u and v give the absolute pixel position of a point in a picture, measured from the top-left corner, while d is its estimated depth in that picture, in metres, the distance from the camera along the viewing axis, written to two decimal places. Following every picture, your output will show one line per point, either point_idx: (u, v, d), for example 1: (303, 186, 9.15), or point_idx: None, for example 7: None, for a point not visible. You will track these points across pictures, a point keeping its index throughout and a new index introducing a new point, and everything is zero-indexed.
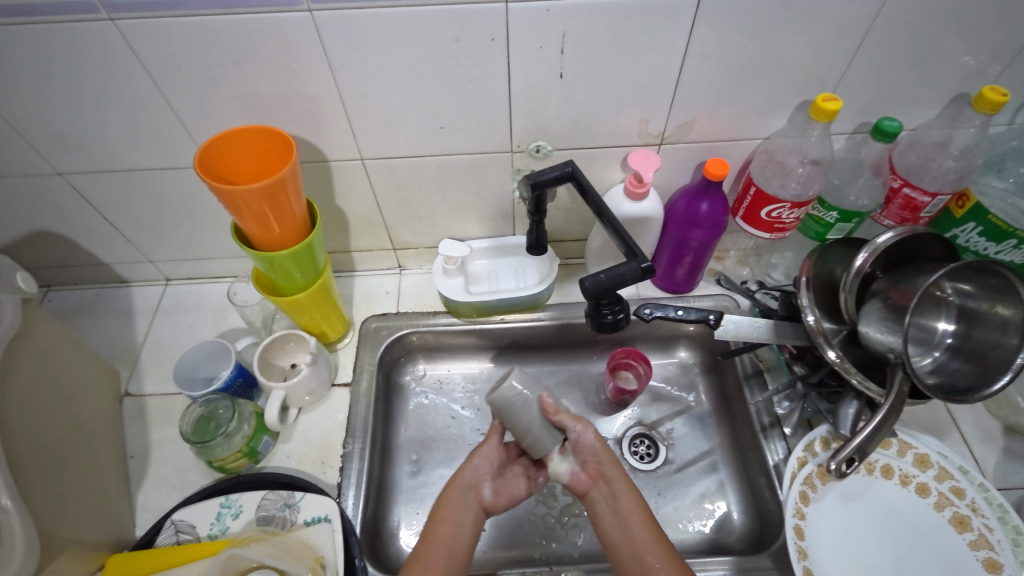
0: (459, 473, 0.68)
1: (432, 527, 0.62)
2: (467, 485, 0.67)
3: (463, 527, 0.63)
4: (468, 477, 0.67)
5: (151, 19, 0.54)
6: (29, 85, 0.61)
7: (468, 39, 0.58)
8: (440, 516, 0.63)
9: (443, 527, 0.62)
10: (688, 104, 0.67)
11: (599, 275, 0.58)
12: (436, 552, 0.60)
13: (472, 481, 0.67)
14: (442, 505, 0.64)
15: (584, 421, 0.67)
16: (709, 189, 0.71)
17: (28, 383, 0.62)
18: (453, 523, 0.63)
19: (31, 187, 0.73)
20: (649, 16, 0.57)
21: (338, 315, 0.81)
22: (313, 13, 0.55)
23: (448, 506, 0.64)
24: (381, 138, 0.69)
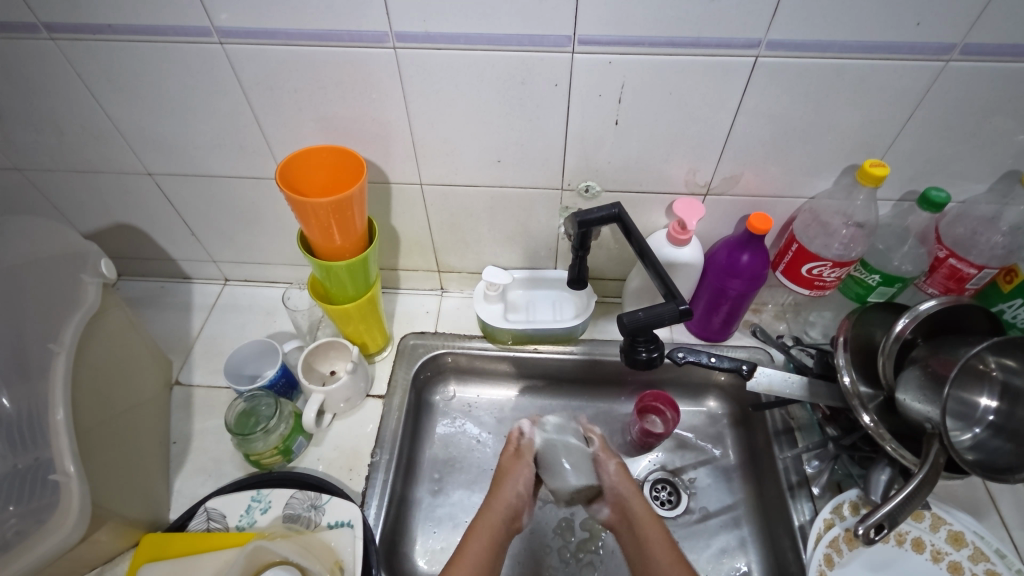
0: (501, 495, 0.70)
1: (466, 541, 0.64)
2: (510, 509, 0.69)
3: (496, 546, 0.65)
4: (512, 502, 0.70)
5: (256, 46, 0.61)
6: (140, 95, 0.68)
7: (533, 84, 0.63)
8: (476, 531, 0.66)
9: (477, 542, 0.64)
10: (736, 158, 0.70)
11: (637, 313, 0.59)
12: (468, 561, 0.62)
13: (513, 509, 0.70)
14: (482, 519, 0.67)
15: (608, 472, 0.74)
16: (751, 241, 0.73)
17: (96, 361, 0.67)
18: (488, 542, 0.65)
19: (123, 183, 0.81)
20: (705, 74, 0.60)
21: (380, 329, 0.85)
22: (397, 50, 0.60)
23: (484, 527, 0.66)
24: (442, 166, 0.73)
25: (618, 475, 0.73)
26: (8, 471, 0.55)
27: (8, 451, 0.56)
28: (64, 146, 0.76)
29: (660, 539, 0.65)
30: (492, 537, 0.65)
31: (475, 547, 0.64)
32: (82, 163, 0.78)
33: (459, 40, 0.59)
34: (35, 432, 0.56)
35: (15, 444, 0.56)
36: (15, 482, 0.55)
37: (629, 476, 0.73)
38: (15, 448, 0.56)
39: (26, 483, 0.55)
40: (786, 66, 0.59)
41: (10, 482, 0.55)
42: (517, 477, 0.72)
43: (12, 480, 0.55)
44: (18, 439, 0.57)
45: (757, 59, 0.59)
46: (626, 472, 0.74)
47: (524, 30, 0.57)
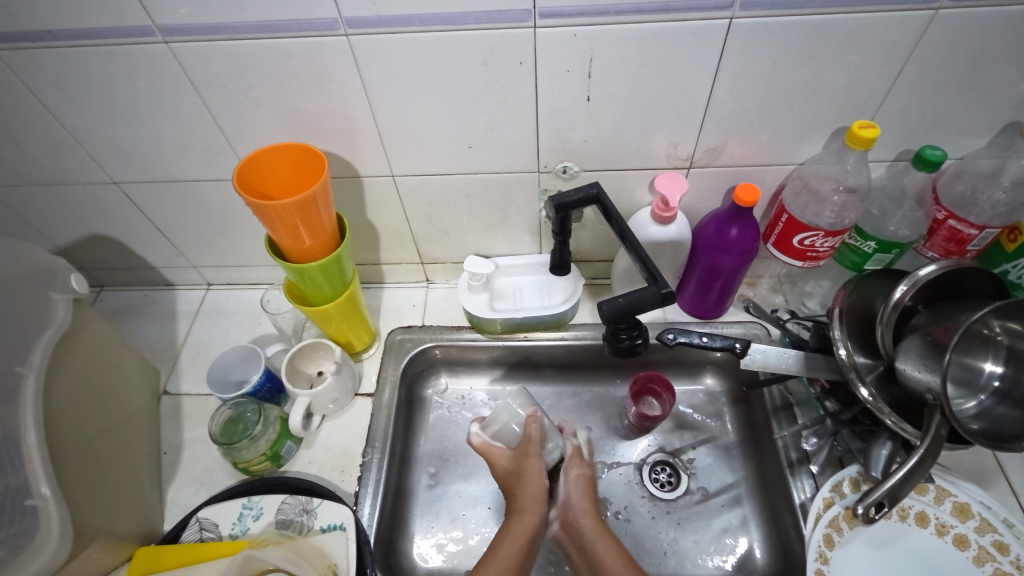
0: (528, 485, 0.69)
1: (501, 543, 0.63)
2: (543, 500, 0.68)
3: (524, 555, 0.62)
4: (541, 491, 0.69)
5: (201, 42, 0.58)
6: (92, 101, 0.65)
7: (497, 63, 0.59)
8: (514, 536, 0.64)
9: (510, 547, 0.63)
10: (717, 128, 0.66)
11: (617, 299, 0.55)
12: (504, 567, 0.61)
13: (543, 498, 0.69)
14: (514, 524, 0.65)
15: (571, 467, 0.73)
16: (740, 214, 0.70)
17: (75, 379, 0.66)
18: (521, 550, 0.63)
19: (89, 194, 0.79)
20: (679, 41, 0.57)
21: (364, 326, 0.83)
22: (350, 37, 0.57)
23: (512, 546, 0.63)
24: (412, 156, 0.71)
25: (577, 483, 0.71)
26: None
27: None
28: (25, 160, 0.74)
29: (614, 556, 0.63)
30: (528, 544, 0.63)
31: (509, 548, 0.62)
32: (45, 176, 0.76)
33: (413, 21, 0.55)
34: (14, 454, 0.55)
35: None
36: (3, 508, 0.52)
37: (587, 489, 0.70)
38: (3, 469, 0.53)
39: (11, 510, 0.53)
40: (764, 26, 0.55)
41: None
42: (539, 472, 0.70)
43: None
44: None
45: (732, 21, 0.55)
46: (587, 483, 0.72)
47: (480, 6, 0.54)
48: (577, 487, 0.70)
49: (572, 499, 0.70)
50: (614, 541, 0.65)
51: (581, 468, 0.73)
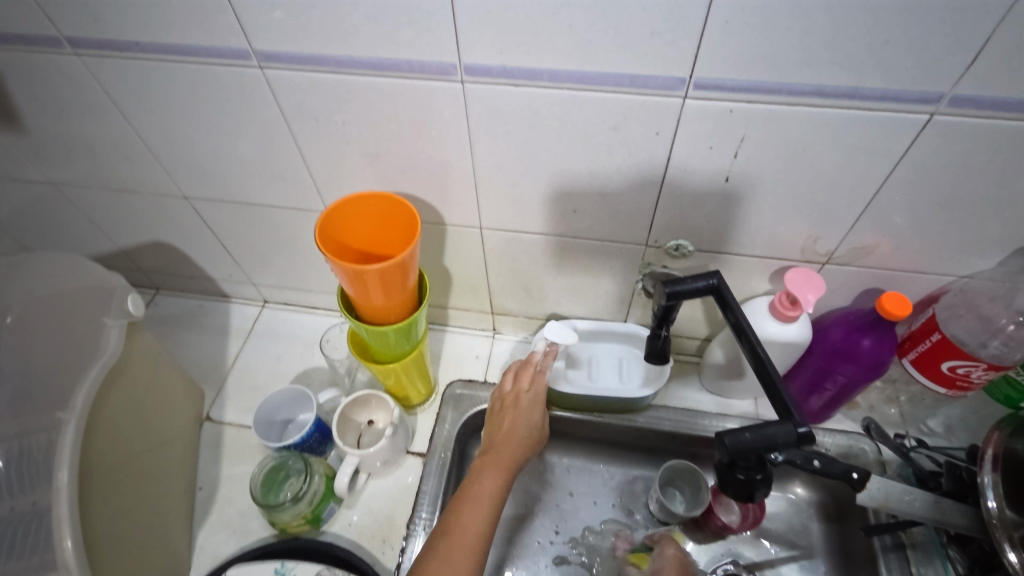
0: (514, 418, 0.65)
1: (459, 507, 0.56)
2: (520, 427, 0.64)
3: (506, 484, 0.59)
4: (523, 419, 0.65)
5: (300, 72, 0.52)
6: (173, 117, 0.60)
7: (628, 129, 0.51)
8: (466, 513, 0.55)
9: (489, 477, 0.59)
10: (872, 227, 0.56)
11: (743, 433, 0.46)
12: (473, 494, 0.57)
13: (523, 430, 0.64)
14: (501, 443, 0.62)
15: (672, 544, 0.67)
16: (877, 324, 0.60)
17: (115, 414, 0.61)
18: (487, 509, 0.56)
19: (158, 204, 0.75)
20: (857, 131, 0.47)
21: (424, 379, 0.76)
22: (465, 84, 0.49)
23: (484, 489, 0.57)
24: (506, 211, 0.63)
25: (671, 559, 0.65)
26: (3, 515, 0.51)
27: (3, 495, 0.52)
28: (98, 165, 0.70)
29: None
30: (507, 465, 0.60)
31: (489, 484, 0.58)
32: (116, 182, 0.72)
33: (542, 76, 0.47)
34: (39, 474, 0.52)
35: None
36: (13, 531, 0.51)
37: (681, 571, 0.63)
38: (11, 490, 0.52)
39: (31, 529, 0.51)
40: (969, 127, 0.45)
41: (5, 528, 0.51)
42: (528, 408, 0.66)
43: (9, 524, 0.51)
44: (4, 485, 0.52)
45: (933, 116, 0.45)
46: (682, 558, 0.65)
47: (625, 67, 0.45)
48: (668, 562, 0.64)
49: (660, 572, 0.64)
50: None
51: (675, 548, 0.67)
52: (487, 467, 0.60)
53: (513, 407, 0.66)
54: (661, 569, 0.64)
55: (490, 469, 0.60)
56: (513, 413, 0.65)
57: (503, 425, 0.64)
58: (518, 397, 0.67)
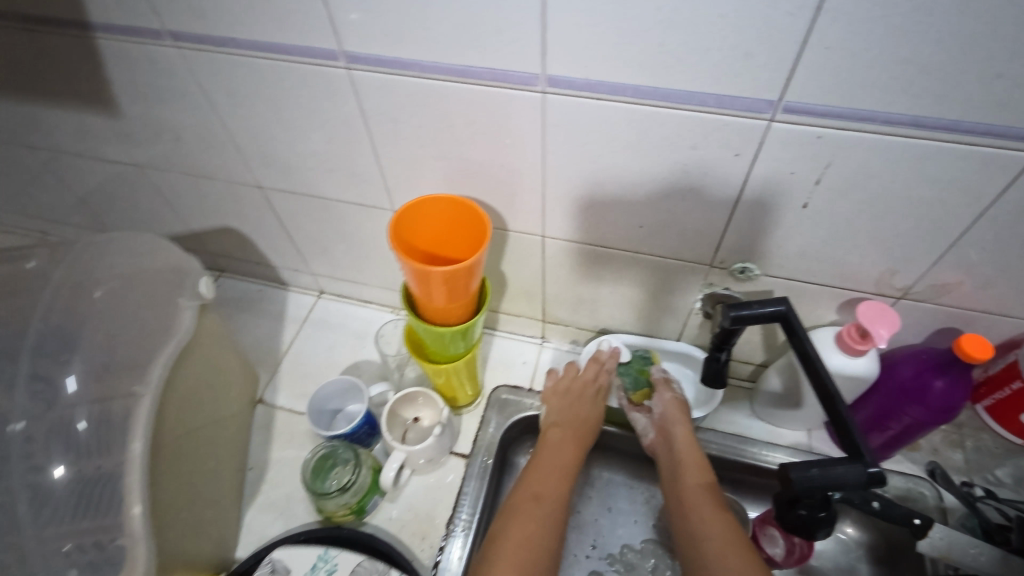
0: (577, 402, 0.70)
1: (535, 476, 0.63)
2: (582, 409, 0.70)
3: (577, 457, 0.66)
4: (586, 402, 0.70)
5: (385, 75, 0.53)
6: (258, 112, 0.63)
7: (707, 149, 0.50)
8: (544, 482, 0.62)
9: (557, 451, 0.65)
10: (956, 265, 0.53)
11: (810, 469, 0.45)
12: (543, 466, 0.64)
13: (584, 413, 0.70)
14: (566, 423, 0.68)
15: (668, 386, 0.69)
16: (953, 366, 0.57)
17: (183, 390, 0.64)
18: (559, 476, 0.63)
19: (233, 192, 0.78)
20: (953, 165, 0.45)
21: (472, 381, 0.77)
22: (546, 95, 0.50)
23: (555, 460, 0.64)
24: (570, 221, 0.63)
25: (671, 405, 0.67)
26: (74, 479, 0.55)
27: (77, 461, 0.56)
28: (182, 152, 0.73)
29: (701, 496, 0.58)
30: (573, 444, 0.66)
31: (558, 458, 0.65)
32: (197, 169, 0.75)
33: (625, 91, 0.47)
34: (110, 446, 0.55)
35: (76, 450, 0.56)
36: (81, 495, 0.54)
37: (683, 407, 0.67)
38: (83, 456, 0.56)
39: (99, 496, 0.54)
40: None
41: (78, 493, 0.54)
42: (591, 392, 0.71)
43: (76, 490, 0.54)
44: (81, 445, 0.56)
45: None
46: (680, 404, 0.67)
47: (712, 87, 0.45)
48: (672, 406, 0.66)
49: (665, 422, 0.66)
50: (700, 480, 0.59)
51: (672, 392, 0.68)
52: (562, 442, 0.66)
53: (578, 391, 0.71)
54: (668, 413, 0.66)
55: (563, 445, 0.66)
56: (577, 397, 0.70)
57: (568, 406, 0.70)
58: (580, 383, 0.72)
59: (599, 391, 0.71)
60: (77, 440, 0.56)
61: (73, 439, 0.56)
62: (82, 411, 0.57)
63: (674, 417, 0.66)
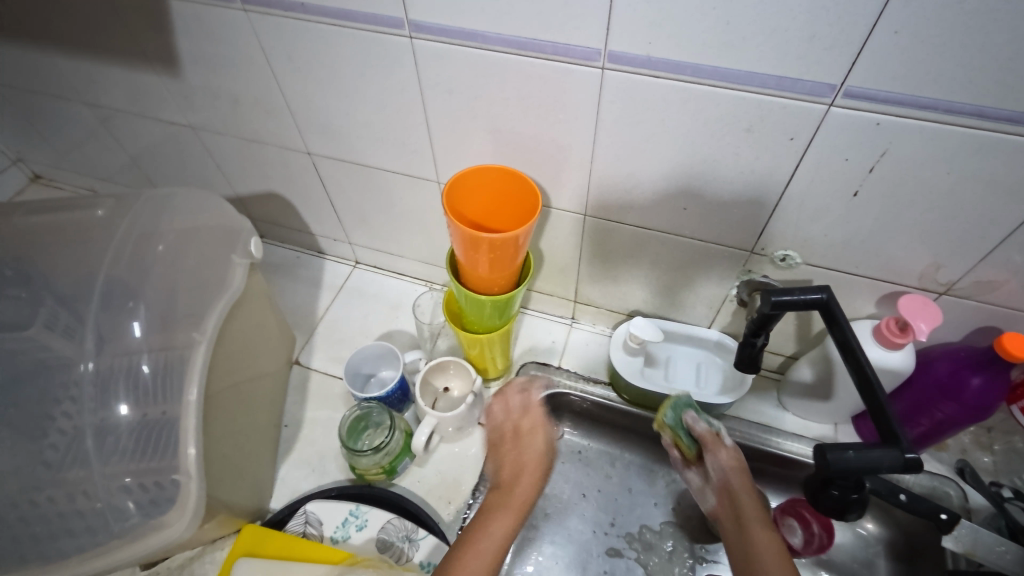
0: (524, 449, 0.67)
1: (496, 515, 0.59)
2: (525, 463, 0.66)
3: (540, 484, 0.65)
4: (531, 449, 0.67)
5: (447, 46, 0.54)
6: (316, 79, 0.64)
7: (761, 132, 0.50)
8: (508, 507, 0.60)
9: (503, 514, 0.59)
10: (1004, 263, 0.53)
11: (847, 452, 0.46)
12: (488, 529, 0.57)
13: (525, 466, 0.65)
14: (510, 492, 0.63)
15: (723, 444, 0.62)
16: (992, 364, 0.57)
17: (230, 343, 0.66)
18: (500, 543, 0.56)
19: (282, 157, 0.80)
20: (1012, 159, 0.45)
21: (504, 355, 0.78)
22: (605, 71, 0.51)
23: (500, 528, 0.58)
24: (614, 201, 0.64)
25: (730, 465, 0.60)
26: (136, 420, 0.56)
27: (138, 404, 0.57)
28: (237, 115, 0.75)
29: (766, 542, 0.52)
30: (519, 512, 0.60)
31: (500, 527, 0.58)
32: (249, 132, 0.77)
33: (685, 70, 0.48)
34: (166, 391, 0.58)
35: (140, 393, 0.57)
36: (141, 436, 0.56)
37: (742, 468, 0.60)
38: (145, 400, 0.57)
39: (156, 438, 0.56)
40: None
41: (138, 435, 0.56)
42: (533, 445, 0.68)
43: (136, 432, 0.56)
44: (146, 389, 0.57)
45: None
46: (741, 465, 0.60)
47: (774, 69, 0.45)
48: (733, 469, 0.60)
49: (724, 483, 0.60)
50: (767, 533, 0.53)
51: (728, 451, 0.62)
52: (501, 514, 0.59)
53: (513, 442, 0.68)
54: (729, 477, 0.60)
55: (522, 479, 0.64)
56: (520, 446, 0.67)
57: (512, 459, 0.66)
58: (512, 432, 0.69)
59: (544, 446, 0.68)
60: (141, 382, 0.57)
61: (138, 383, 0.57)
62: (144, 357, 0.58)
63: (735, 481, 0.59)
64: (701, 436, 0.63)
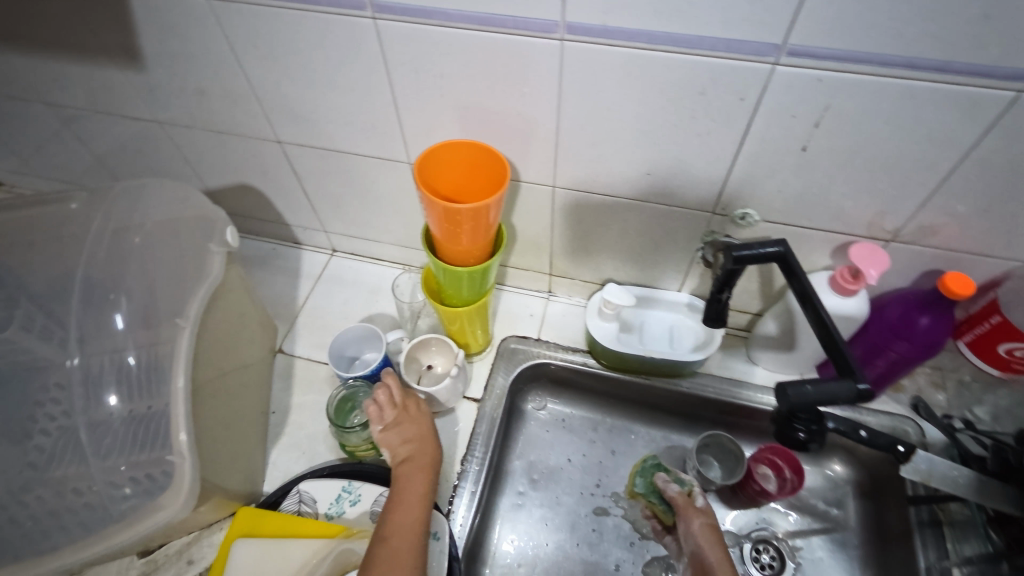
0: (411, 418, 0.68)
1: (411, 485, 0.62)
2: (421, 431, 0.68)
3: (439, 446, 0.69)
4: (419, 417, 0.69)
5: (411, 25, 0.56)
6: (282, 65, 0.65)
7: (715, 95, 0.53)
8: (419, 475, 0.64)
9: (415, 481, 0.63)
10: (943, 207, 0.57)
11: (805, 386, 0.49)
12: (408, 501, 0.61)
13: (420, 431, 0.67)
14: (413, 458, 0.65)
15: (695, 509, 0.67)
16: (937, 304, 0.62)
17: (213, 331, 0.67)
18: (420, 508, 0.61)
19: (252, 147, 0.80)
20: (943, 106, 0.49)
21: (484, 329, 0.80)
22: (564, 43, 0.53)
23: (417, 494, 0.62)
24: (582, 171, 0.66)
25: (703, 531, 0.64)
26: (124, 412, 0.59)
27: (127, 398, 0.60)
28: (205, 107, 0.76)
29: None
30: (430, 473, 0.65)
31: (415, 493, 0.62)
32: (217, 123, 0.78)
33: (639, 37, 0.50)
34: (153, 386, 0.59)
35: (130, 386, 0.60)
36: (130, 425, 0.59)
37: (714, 534, 0.64)
38: (133, 396, 0.59)
39: (147, 429, 0.58)
40: None
41: (130, 428, 0.58)
42: (417, 413, 0.69)
43: (126, 421, 0.59)
44: (131, 379, 0.60)
45: (1021, 94, 0.46)
46: (713, 532, 0.64)
47: (722, 32, 0.48)
48: (705, 537, 0.63)
49: (698, 549, 0.63)
50: None
51: (700, 517, 0.66)
52: (414, 479, 0.63)
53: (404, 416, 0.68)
54: (701, 545, 0.63)
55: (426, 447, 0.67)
56: (409, 418, 0.68)
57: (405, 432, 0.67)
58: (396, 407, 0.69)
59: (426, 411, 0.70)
60: (127, 373, 0.60)
61: (124, 374, 0.60)
62: (130, 350, 0.61)
63: (709, 546, 0.63)
64: (676, 501, 0.69)
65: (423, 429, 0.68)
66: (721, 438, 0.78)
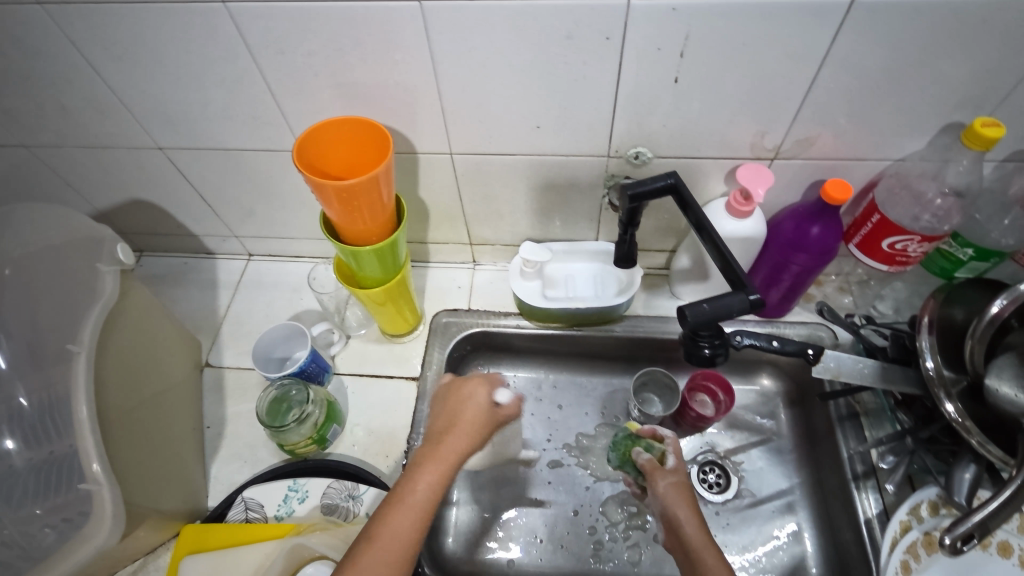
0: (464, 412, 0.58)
1: (419, 470, 0.53)
2: (465, 428, 0.57)
3: (485, 437, 0.58)
4: (471, 413, 0.58)
5: (263, 4, 0.53)
6: (141, 65, 0.62)
7: (581, 38, 0.54)
8: (434, 461, 0.54)
9: (426, 476, 0.53)
10: (813, 118, 0.60)
11: (703, 305, 0.52)
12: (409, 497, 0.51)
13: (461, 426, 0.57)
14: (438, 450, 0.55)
15: (664, 470, 0.63)
16: (824, 211, 0.65)
17: (121, 352, 0.64)
18: (420, 512, 0.51)
19: (135, 158, 0.76)
20: (790, 20, 0.51)
21: (411, 307, 0.80)
22: (423, 4, 0.52)
23: (420, 492, 0.52)
24: (474, 133, 0.66)
25: (670, 489, 0.60)
26: (32, 457, 0.62)
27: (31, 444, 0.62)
28: (71, 123, 0.71)
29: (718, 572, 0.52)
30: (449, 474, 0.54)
31: (422, 492, 0.52)
32: (89, 139, 0.73)
33: None
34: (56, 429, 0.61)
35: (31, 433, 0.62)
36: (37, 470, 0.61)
37: (683, 491, 0.60)
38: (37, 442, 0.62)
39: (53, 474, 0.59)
40: (887, 7, 0.49)
41: (38, 473, 0.60)
42: (471, 407, 0.59)
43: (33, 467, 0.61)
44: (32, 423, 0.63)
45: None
46: (682, 490, 0.60)
47: None
48: (672, 495, 0.59)
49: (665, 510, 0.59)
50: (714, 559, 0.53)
51: (669, 477, 0.62)
52: (427, 475, 0.53)
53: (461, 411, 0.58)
54: (669, 504, 0.59)
55: (456, 431, 0.57)
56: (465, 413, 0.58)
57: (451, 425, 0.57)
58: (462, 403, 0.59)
59: (485, 407, 0.59)
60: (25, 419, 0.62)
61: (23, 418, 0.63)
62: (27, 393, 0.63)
63: (678, 504, 0.58)
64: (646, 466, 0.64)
65: (468, 424, 0.57)
66: (654, 373, 0.81)
